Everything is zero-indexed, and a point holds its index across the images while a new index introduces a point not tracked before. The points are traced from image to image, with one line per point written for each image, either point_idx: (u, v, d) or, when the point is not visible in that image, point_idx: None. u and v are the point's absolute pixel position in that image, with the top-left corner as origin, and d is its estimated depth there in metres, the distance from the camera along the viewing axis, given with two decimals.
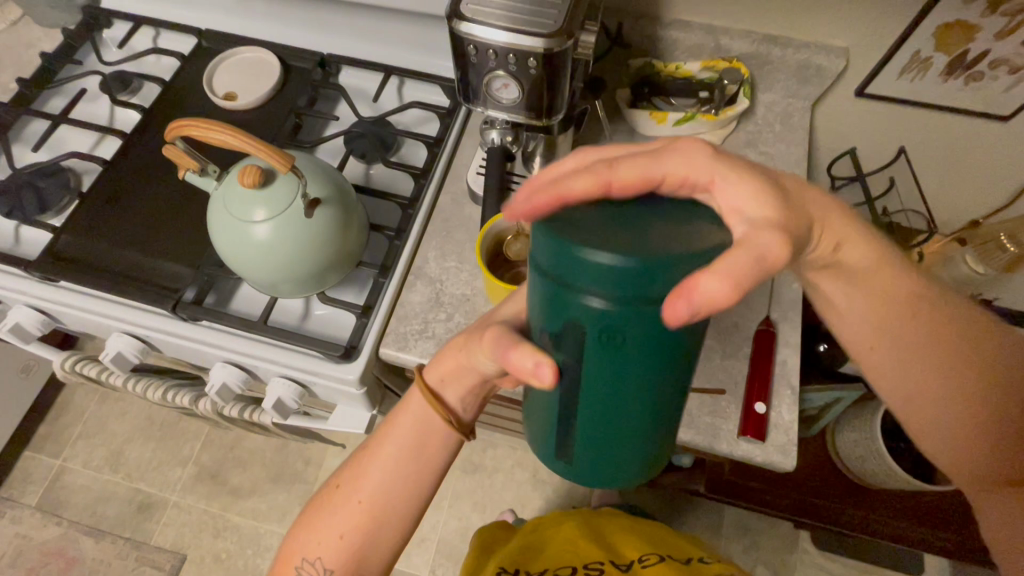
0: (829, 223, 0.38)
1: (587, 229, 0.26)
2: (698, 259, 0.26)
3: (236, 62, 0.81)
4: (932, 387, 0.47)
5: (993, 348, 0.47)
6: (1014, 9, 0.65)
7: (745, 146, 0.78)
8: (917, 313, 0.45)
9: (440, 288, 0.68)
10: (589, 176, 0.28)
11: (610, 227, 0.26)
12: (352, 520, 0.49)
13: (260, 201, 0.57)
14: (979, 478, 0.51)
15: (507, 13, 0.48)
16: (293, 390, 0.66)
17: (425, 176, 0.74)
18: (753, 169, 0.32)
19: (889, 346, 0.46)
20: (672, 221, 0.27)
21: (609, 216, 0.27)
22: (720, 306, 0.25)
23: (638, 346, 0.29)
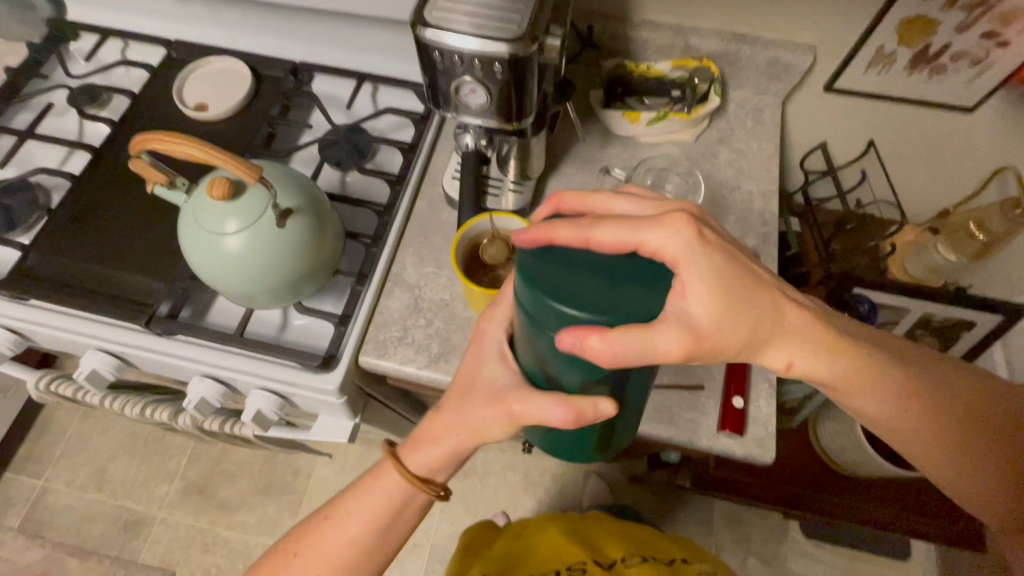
0: (799, 334, 0.45)
1: (564, 275, 0.33)
2: (621, 320, 0.32)
3: (207, 72, 0.80)
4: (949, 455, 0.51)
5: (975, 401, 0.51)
6: (970, 3, 0.67)
7: (718, 143, 0.79)
8: (871, 363, 0.47)
9: (419, 294, 0.69)
10: (579, 227, 0.36)
11: (593, 270, 0.33)
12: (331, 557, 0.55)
13: (231, 213, 0.57)
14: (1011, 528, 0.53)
15: (472, 18, 0.48)
16: (273, 402, 0.65)
17: (401, 182, 0.74)
18: (717, 265, 0.41)
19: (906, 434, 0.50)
20: (642, 283, 0.33)
21: (586, 263, 0.33)
22: (592, 354, 0.32)
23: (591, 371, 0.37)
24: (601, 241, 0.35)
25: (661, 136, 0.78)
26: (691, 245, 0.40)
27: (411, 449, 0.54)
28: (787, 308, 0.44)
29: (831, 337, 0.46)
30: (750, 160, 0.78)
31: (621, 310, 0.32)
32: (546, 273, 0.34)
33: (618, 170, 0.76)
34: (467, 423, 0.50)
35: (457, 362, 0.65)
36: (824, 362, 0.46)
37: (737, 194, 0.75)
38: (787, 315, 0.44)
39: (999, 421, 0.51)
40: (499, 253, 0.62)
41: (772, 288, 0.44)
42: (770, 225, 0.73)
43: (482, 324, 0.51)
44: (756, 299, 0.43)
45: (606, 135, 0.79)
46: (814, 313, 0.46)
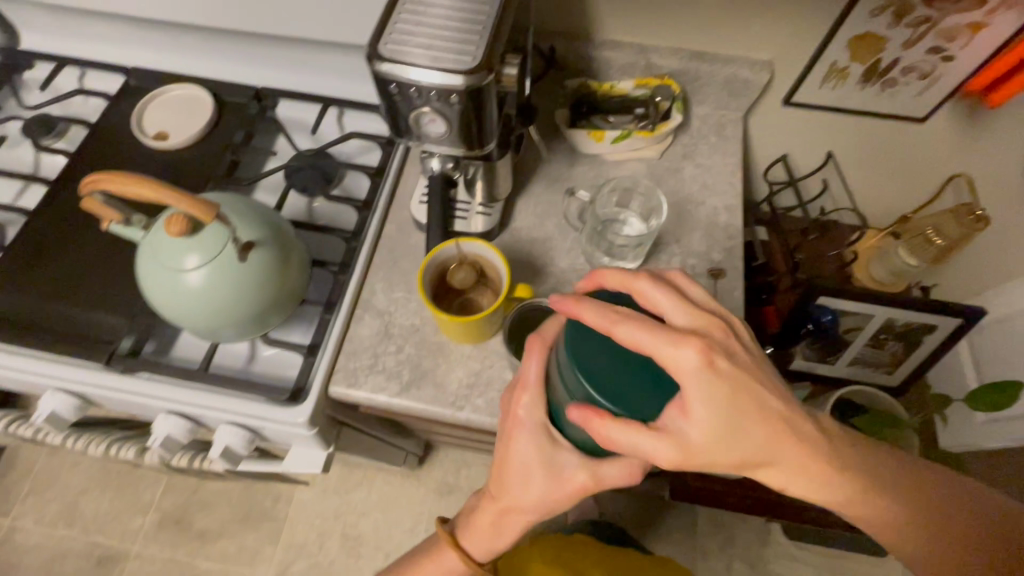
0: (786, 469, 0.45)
1: (596, 357, 0.38)
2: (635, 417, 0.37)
3: (168, 101, 0.79)
4: None
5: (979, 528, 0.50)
6: (916, 21, 0.69)
7: (682, 159, 0.80)
8: (847, 467, 0.46)
9: (389, 320, 0.68)
10: (605, 316, 0.39)
11: (620, 362, 0.38)
12: None
13: (190, 249, 0.55)
14: None
15: (426, 49, 0.48)
16: (242, 437, 0.64)
17: (368, 207, 0.73)
18: (737, 387, 0.41)
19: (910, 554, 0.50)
20: (657, 384, 0.38)
21: (616, 358, 0.38)
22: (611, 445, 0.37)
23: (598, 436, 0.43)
24: (628, 342, 0.38)
25: (626, 153, 0.79)
26: (703, 370, 0.39)
27: (466, 537, 0.59)
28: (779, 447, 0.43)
29: (807, 451, 0.44)
30: (714, 175, 0.79)
31: (631, 405, 0.37)
32: (596, 354, 0.38)
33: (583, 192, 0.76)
34: (522, 499, 0.50)
35: (429, 388, 0.65)
36: (820, 490, 0.46)
37: (702, 209, 0.77)
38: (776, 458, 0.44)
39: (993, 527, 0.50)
40: (467, 278, 0.62)
41: (773, 420, 0.43)
42: (735, 239, 0.75)
43: (514, 403, 0.49)
44: (739, 417, 0.41)
45: (573, 153, 0.80)
46: (817, 446, 0.45)
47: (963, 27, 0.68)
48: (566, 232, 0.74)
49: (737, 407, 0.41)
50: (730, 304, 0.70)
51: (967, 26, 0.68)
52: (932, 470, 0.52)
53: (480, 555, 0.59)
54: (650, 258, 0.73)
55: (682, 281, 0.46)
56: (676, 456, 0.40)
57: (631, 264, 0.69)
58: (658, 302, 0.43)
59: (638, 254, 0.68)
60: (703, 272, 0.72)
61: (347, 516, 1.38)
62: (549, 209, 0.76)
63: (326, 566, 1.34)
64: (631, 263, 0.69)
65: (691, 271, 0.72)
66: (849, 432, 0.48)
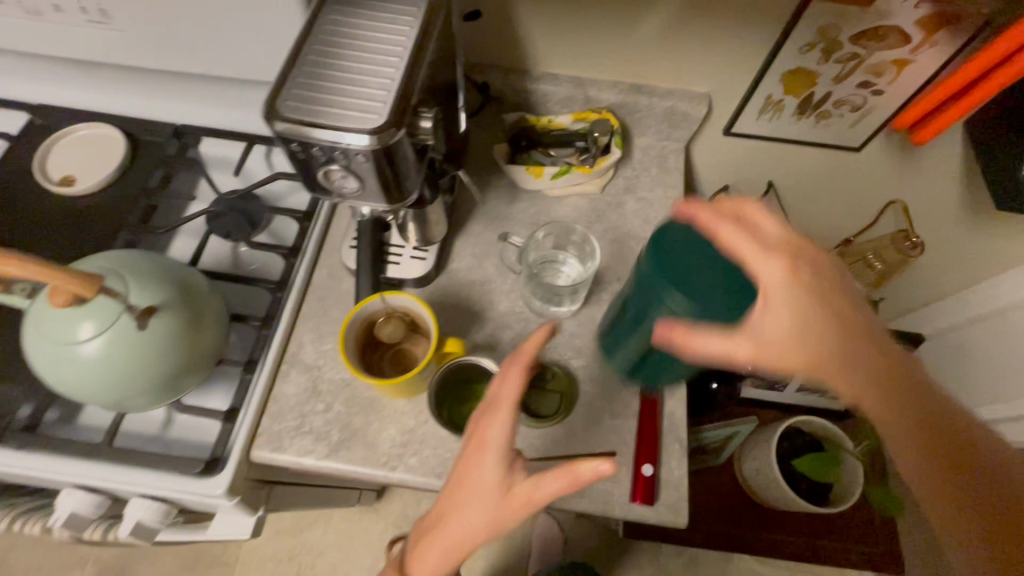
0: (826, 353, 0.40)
1: (687, 255, 0.47)
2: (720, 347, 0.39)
3: (77, 141, 0.73)
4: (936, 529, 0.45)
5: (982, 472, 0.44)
6: (844, 57, 0.69)
7: (624, 193, 0.79)
8: (863, 372, 0.42)
9: (318, 375, 0.64)
10: (720, 219, 0.42)
11: (716, 284, 0.45)
12: None
13: (84, 318, 0.51)
14: None
15: (324, 107, 0.45)
16: (156, 511, 0.59)
17: (295, 254, 0.69)
18: (817, 312, 0.41)
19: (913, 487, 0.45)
20: (725, 271, 0.45)
21: (720, 270, 0.46)
22: (687, 355, 0.39)
23: (692, 305, 0.45)
24: (731, 245, 0.42)
25: (567, 189, 0.77)
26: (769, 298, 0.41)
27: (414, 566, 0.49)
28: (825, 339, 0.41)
29: (823, 344, 0.40)
30: (656, 209, 0.78)
31: (707, 307, 0.45)
32: (657, 249, 0.48)
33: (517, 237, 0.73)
34: (462, 535, 0.44)
35: (360, 448, 0.61)
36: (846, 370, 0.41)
37: (644, 244, 0.75)
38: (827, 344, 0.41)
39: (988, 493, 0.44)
40: (395, 332, 0.59)
41: (789, 332, 0.40)
42: None
43: (482, 425, 0.45)
44: (815, 321, 0.40)
45: (514, 189, 0.78)
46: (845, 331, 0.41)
47: (889, 64, 0.68)
48: (506, 273, 0.72)
49: (829, 330, 0.41)
50: None
51: (893, 62, 0.68)
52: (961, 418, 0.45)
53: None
54: (592, 298, 0.71)
55: (758, 212, 0.43)
56: (756, 353, 0.39)
57: (569, 308, 0.68)
58: (764, 227, 0.43)
59: (575, 298, 0.67)
60: None
61: (303, 557, 1.33)
62: (488, 249, 0.73)
63: None
64: (569, 307, 0.68)
65: None
66: (889, 345, 0.43)
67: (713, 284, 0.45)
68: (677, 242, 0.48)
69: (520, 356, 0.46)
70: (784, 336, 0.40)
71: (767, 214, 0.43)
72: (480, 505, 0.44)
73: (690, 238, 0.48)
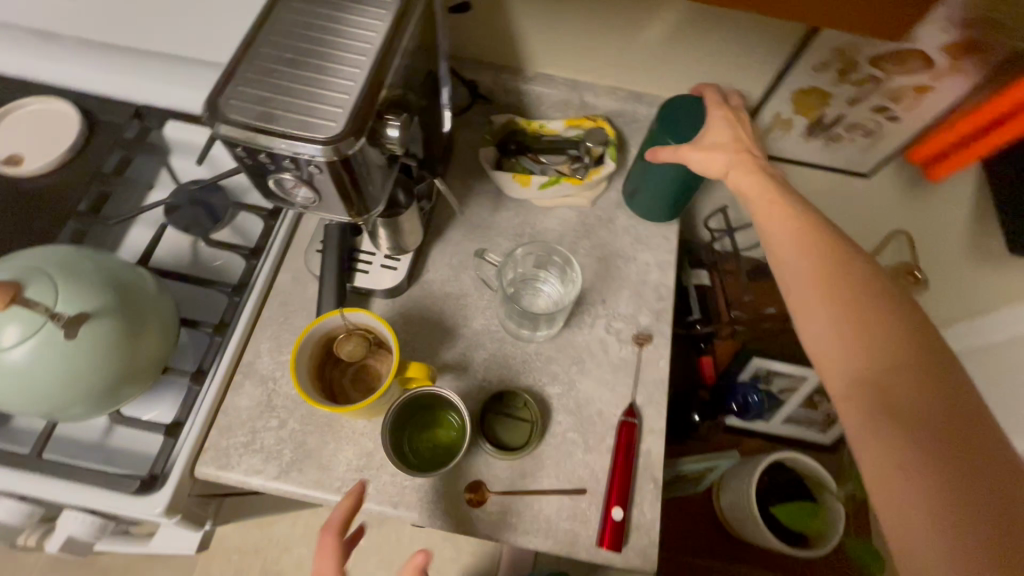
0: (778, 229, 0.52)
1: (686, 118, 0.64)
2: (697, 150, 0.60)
3: (29, 117, 0.68)
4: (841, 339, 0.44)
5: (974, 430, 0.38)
6: (860, 79, 0.64)
7: (616, 208, 0.74)
8: (829, 292, 0.46)
9: (273, 388, 0.60)
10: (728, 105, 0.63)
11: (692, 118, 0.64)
12: None
13: (7, 322, 0.47)
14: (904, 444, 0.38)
15: (270, 109, 0.40)
16: (90, 525, 0.55)
17: (258, 255, 0.65)
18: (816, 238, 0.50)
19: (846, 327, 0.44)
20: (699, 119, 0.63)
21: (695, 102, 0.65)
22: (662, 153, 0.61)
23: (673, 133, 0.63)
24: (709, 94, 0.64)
25: (556, 200, 0.72)
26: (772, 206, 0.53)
27: None
28: (779, 221, 0.52)
29: (795, 239, 0.50)
30: (648, 227, 0.74)
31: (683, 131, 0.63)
32: (671, 108, 0.65)
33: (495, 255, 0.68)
34: None
35: (312, 471, 0.57)
36: (792, 245, 0.50)
37: (633, 265, 0.71)
38: (771, 216, 0.53)
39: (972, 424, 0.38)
40: (355, 351, 0.55)
41: (796, 225, 0.51)
42: (665, 300, 0.69)
43: None
44: (804, 241, 0.50)
45: (498, 196, 0.73)
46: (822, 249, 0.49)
47: (908, 89, 0.63)
48: (483, 288, 0.67)
49: (815, 262, 0.48)
50: (655, 376, 0.64)
51: (912, 87, 0.63)
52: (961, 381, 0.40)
53: None
54: (573, 321, 0.67)
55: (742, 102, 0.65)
56: (727, 169, 0.58)
57: (547, 331, 0.64)
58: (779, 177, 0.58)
59: (552, 323, 0.63)
60: (629, 338, 0.67)
61: (268, 550, 1.30)
62: (467, 260, 0.69)
63: None
64: (546, 331, 0.64)
65: (617, 336, 0.66)
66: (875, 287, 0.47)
67: (682, 119, 0.63)
68: (675, 112, 0.63)
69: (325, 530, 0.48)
70: (736, 177, 0.57)
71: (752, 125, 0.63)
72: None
73: (690, 110, 0.65)
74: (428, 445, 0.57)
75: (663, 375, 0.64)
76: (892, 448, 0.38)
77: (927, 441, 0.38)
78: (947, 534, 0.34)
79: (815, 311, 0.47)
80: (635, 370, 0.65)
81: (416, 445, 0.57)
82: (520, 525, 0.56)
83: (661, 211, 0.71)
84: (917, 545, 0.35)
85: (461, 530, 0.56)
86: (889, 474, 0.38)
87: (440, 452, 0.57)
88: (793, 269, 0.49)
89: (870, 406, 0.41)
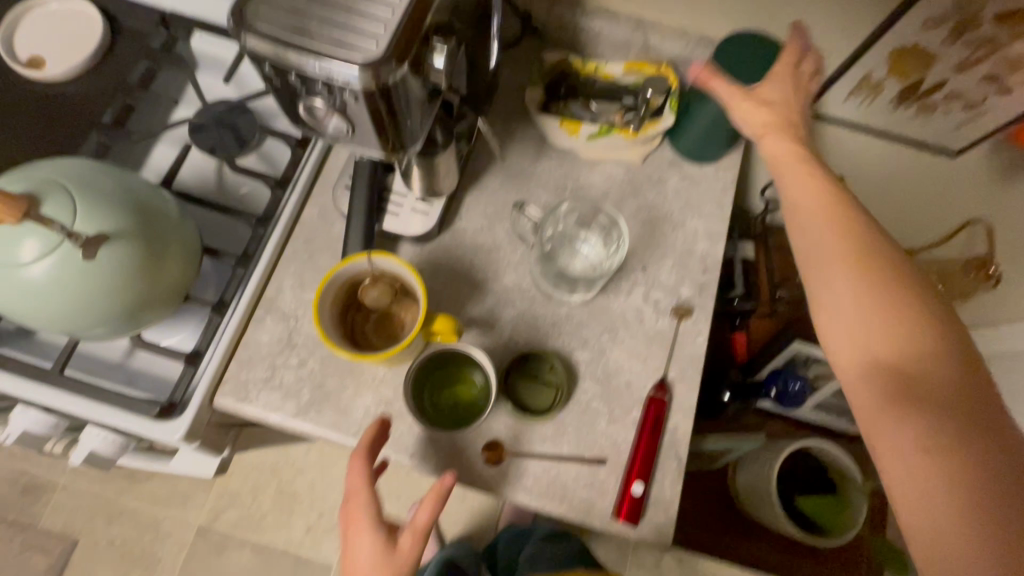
0: (797, 197, 0.48)
1: (749, 57, 0.58)
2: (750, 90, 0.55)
3: (50, 16, 0.64)
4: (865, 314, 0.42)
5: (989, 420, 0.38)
6: (976, 42, 0.55)
7: (668, 166, 0.69)
8: (848, 267, 0.44)
9: (294, 326, 0.58)
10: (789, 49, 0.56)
11: (756, 56, 0.59)
12: None
13: (25, 237, 0.45)
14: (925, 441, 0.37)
15: (299, 22, 0.35)
16: (111, 443, 0.56)
17: (284, 186, 0.62)
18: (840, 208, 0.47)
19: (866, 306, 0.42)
20: (765, 60, 0.58)
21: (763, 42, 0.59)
22: (709, 80, 0.54)
23: (734, 71, 0.58)
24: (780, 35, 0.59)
25: (603, 154, 0.67)
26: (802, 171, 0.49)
27: None
28: (797, 185, 0.48)
29: (817, 209, 0.46)
30: (700, 191, 0.68)
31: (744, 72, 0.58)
32: (738, 41, 0.59)
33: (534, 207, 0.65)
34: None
35: (330, 413, 0.56)
36: (813, 212, 0.47)
37: (680, 231, 0.66)
38: (793, 180, 0.49)
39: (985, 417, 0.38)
40: (380, 299, 0.52)
41: (818, 189, 0.47)
42: (711, 273, 0.64)
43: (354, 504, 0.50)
44: (828, 209, 0.46)
45: (542, 143, 0.68)
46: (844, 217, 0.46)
47: None
48: (518, 242, 0.63)
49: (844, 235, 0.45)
50: (691, 352, 0.61)
51: None
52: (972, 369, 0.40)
53: None
54: (610, 286, 0.63)
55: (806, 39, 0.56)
56: (759, 129, 0.52)
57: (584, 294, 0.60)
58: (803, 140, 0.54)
59: (591, 287, 0.60)
60: (667, 309, 0.63)
61: (284, 471, 1.36)
62: (502, 211, 0.65)
63: (258, 519, 1.33)
64: (582, 294, 0.60)
65: (655, 306, 0.62)
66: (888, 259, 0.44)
67: (743, 56, 0.58)
68: (736, 53, 0.59)
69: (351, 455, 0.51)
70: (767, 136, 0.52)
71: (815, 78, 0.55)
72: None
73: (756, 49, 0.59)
74: (447, 403, 0.56)
75: (700, 352, 0.61)
76: (921, 442, 0.37)
77: (955, 431, 0.37)
78: (980, 528, 0.34)
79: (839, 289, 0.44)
80: (669, 344, 0.61)
81: (436, 403, 0.56)
82: (535, 488, 0.55)
83: (722, 138, 0.65)
84: (950, 547, 0.35)
85: (476, 487, 0.55)
86: (917, 466, 0.37)
87: (463, 412, 0.56)
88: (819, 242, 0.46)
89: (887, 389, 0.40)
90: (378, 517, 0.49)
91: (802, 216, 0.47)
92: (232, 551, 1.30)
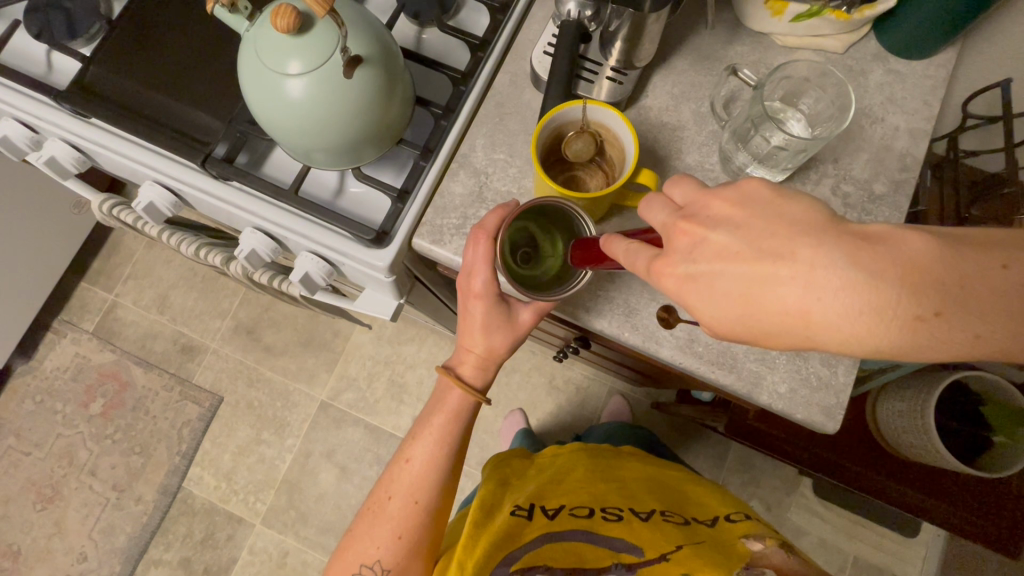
0: (719, 319, 0.40)
1: None
2: None
3: None
4: (740, 311, 0.39)
5: (859, 278, 0.35)
6: None
7: (872, 60, 0.65)
8: (709, 294, 0.40)
9: (485, 181, 0.61)
10: None
11: None
12: (412, 477, 0.62)
13: (295, 51, 0.49)
14: (863, 335, 0.35)
15: None
16: (321, 268, 0.65)
17: (484, 48, 0.65)
18: (664, 243, 0.42)
19: (745, 302, 0.38)
20: None
21: None
22: None
23: None
24: None
25: (804, 39, 0.64)
26: (651, 270, 0.42)
27: (460, 364, 0.61)
28: (709, 308, 0.40)
29: (679, 270, 0.41)
30: (906, 87, 0.63)
31: None
32: None
33: (747, 71, 0.62)
34: (496, 340, 0.58)
35: None
36: (669, 269, 0.41)
37: (879, 128, 0.62)
38: (710, 314, 0.40)
39: (807, 308, 0.36)
40: (583, 151, 0.54)
41: (665, 252, 0.42)
42: (909, 172, 0.61)
43: (471, 283, 0.56)
44: (709, 290, 0.40)
45: (735, 28, 0.66)
46: (694, 258, 0.40)
47: None
48: (704, 123, 0.63)
49: (776, 243, 0.37)
50: None
51: None
52: (817, 265, 0.36)
53: (473, 373, 0.61)
54: (796, 176, 0.61)
55: (653, 205, 0.44)
56: (665, 226, 0.43)
57: (779, 174, 0.58)
58: (681, 193, 0.44)
59: (790, 165, 0.57)
60: (856, 204, 0.60)
61: (396, 364, 1.50)
62: (690, 92, 0.64)
63: (371, 403, 1.47)
64: (781, 173, 0.58)
65: (843, 201, 0.60)
66: (703, 231, 0.40)
67: None
68: None
69: (481, 232, 0.53)
70: (675, 263, 0.41)
71: (655, 205, 0.44)
72: (497, 331, 0.58)
73: None
74: (525, 268, 0.55)
75: None
76: (875, 316, 0.34)
77: (817, 337, 0.37)
78: (902, 315, 0.34)
79: (797, 288, 0.36)
80: None
81: (513, 258, 0.55)
82: (706, 354, 0.57)
83: (933, 38, 0.60)
84: (941, 344, 0.34)
85: (649, 350, 0.58)
86: (870, 326, 0.35)
87: (545, 277, 0.54)
88: (747, 267, 0.38)
89: (796, 344, 0.38)
90: (495, 295, 0.56)
91: (665, 257, 0.41)
92: (348, 426, 1.46)
